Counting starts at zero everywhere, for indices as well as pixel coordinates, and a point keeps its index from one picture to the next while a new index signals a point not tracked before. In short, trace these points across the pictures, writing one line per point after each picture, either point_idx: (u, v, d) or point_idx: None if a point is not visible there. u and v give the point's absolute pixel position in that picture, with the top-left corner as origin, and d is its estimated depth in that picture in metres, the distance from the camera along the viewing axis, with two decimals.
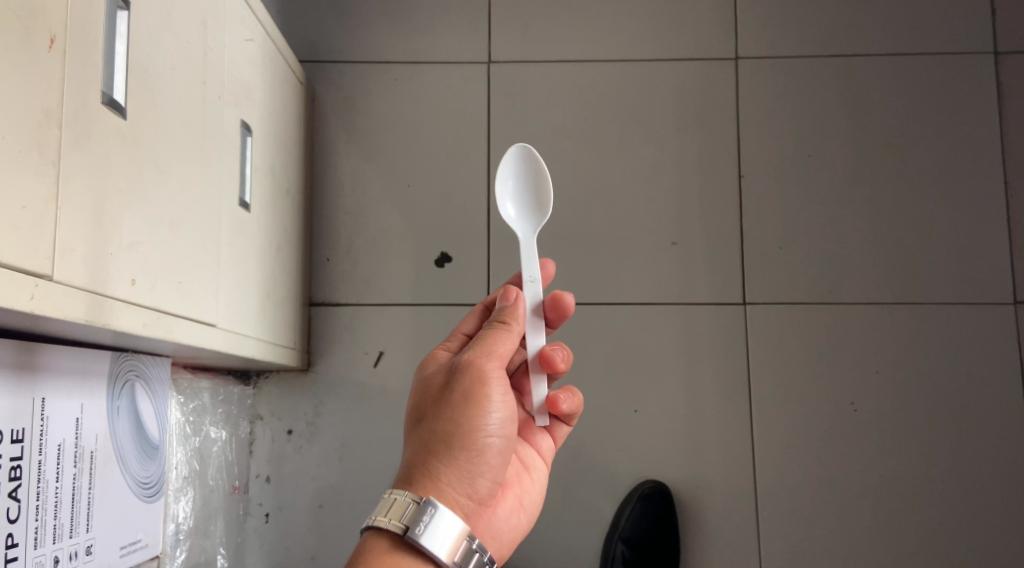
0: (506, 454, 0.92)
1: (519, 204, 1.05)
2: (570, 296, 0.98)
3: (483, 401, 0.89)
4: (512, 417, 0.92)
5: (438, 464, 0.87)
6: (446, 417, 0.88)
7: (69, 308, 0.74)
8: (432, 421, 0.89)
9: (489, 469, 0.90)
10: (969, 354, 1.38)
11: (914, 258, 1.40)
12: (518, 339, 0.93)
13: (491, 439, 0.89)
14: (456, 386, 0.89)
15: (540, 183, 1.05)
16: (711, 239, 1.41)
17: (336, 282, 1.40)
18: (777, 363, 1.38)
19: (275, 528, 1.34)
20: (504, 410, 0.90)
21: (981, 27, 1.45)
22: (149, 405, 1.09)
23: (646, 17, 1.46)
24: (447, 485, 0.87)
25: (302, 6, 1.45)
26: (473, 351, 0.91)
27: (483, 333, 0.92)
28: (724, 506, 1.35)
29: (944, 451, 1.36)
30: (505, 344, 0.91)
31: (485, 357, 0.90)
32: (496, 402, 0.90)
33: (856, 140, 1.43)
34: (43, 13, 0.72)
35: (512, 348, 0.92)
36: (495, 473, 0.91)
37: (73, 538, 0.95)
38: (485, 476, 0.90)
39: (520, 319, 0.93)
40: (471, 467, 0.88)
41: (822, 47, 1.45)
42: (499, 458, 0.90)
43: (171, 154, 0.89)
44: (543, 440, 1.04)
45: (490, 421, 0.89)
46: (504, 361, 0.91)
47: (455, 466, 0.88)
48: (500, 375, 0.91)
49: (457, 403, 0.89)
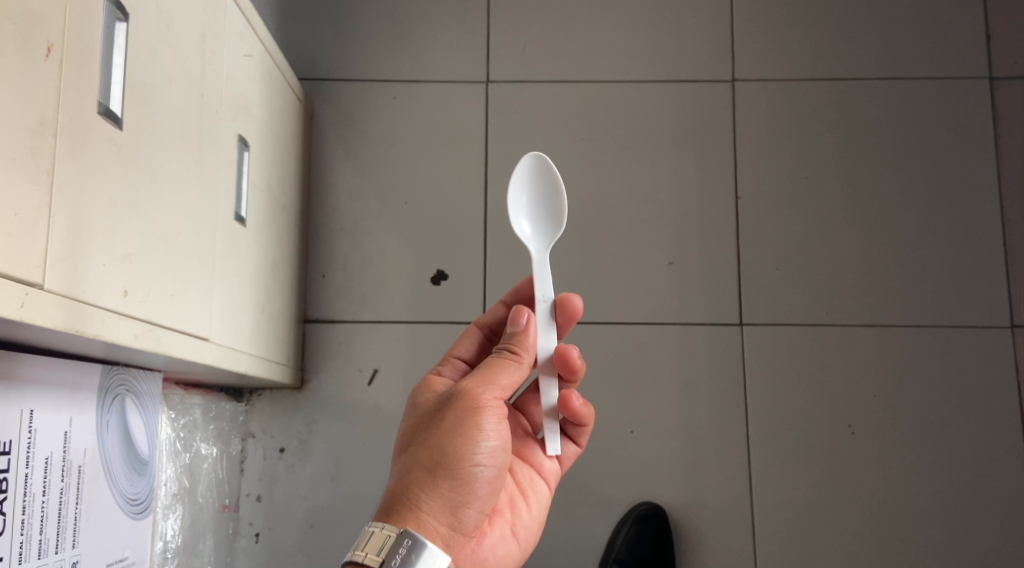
0: (496, 484, 0.90)
1: (534, 223, 1.04)
2: (578, 298, 0.96)
3: (476, 430, 0.88)
4: (504, 446, 0.90)
5: (421, 492, 0.86)
6: (433, 444, 0.87)
7: (59, 318, 0.74)
8: (418, 448, 0.88)
9: (476, 499, 0.88)
10: (968, 378, 1.37)
11: (912, 281, 1.40)
12: (524, 370, 0.92)
13: (481, 469, 0.88)
14: (449, 414, 0.89)
15: (556, 202, 1.05)
16: (709, 260, 1.41)
17: (332, 298, 1.39)
18: (774, 384, 1.37)
19: (265, 548, 1.33)
20: (496, 440, 0.89)
21: (978, 52, 1.46)
22: (138, 420, 1.07)
23: (644, 39, 1.47)
24: (426, 515, 0.86)
25: (302, 23, 1.45)
26: (474, 379, 0.90)
27: (489, 362, 0.91)
28: (720, 528, 1.34)
29: (942, 476, 1.35)
30: (508, 374, 0.91)
31: (482, 386, 0.89)
32: (489, 432, 0.89)
33: (853, 163, 1.43)
34: (40, 21, 0.72)
35: (517, 379, 0.92)
36: (482, 504, 0.89)
37: (59, 554, 0.93)
38: (471, 506, 0.88)
39: (526, 350, 0.92)
40: (456, 498, 0.87)
41: (819, 71, 1.46)
42: (487, 487, 0.89)
43: (167, 168, 0.88)
44: (545, 462, 1.03)
45: (480, 450, 0.88)
46: (504, 392, 0.90)
47: (439, 494, 0.86)
48: (497, 403, 0.90)
49: (447, 430, 0.88)
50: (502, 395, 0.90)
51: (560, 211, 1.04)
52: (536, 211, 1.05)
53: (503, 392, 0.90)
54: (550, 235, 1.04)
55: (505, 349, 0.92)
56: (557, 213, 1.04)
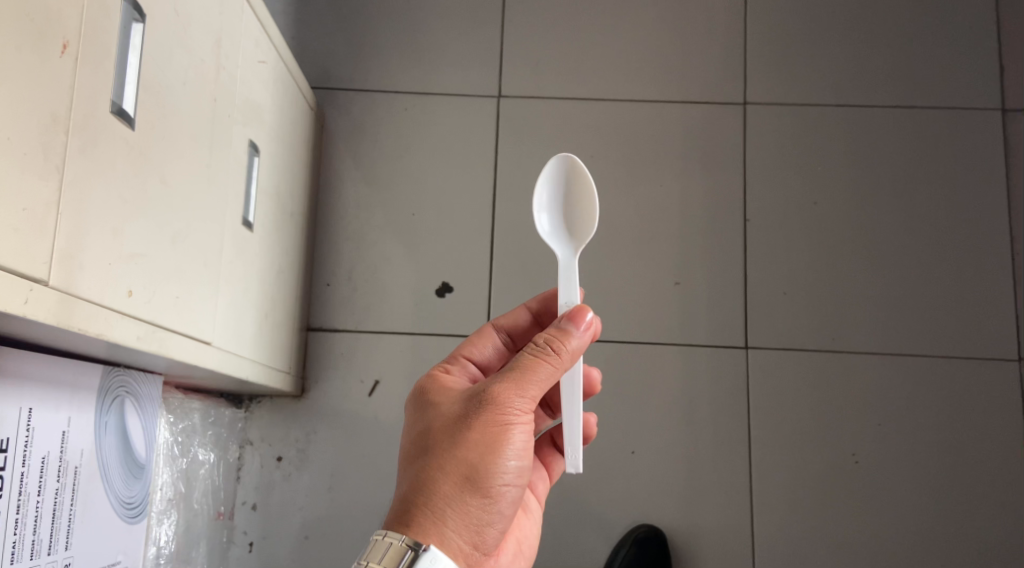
0: (517, 501, 0.87)
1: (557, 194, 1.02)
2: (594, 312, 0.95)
3: (504, 445, 0.84)
4: (529, 461, 0.87)
5: (447, 506, 0.82)
6: (460, 456, 0.83)
7: (63, 316, 0.73)
8: (442, 457, 0.83)
9: (499, 518, 0.86)
10: (974, 409, 1.36)
11: (920, 309, 1.39)
12: (559, 376, 0.87)
13: (507, 487, 0.85)
14: (478, 423, 0.84)
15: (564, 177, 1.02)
16: (714, 282, 1.40)
17: (335, 308, 1.38)
18: (778, 410, 1.36)
19: (258, 558, 1.31)
20: (523, 457, 0.86)
21: (991, 84, 1.46)
22: (137, 423, 1.06)
23: (656, 60, 1.47)
24: (451, 531, 0.82)
25: (316, 33, 1.46)
26: (508, 386, 0.85)
27: (521, 365, 0.86)
28: (719, 553, 1.32)
29: (946, 507, 1.34)
30: (542, 382, 0.86)
31: (516, 394, 0.85)
32: (518, 447, 0.85)
33: (863, 191, 1.43)
34: (58, 19, 0.72)
35: (549, 385, 0.87)
36: (504, 522, 0.86)
37: (51, 555, 0.92)
38: (494, 524, 0.85)
39: (567, 354, 0.86)
40: (481, 515, 0.84)
41: (831, 97, 1.46)
42: (510, 506, 0.86)
43: (177, 169, 0.88)
44: (540, 479, 1.03)
45: (507, 468, 0.84)
46: (534, 401, 0.86)
47: (463, 511, 0.83)
48: (527, 415, 0.86)
49: (479, 440, 0.83)
50: (533, 404, 0.86)
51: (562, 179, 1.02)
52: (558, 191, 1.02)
53: (535, 400, 0.86)
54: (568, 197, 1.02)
55: (543, 345, 0.86)
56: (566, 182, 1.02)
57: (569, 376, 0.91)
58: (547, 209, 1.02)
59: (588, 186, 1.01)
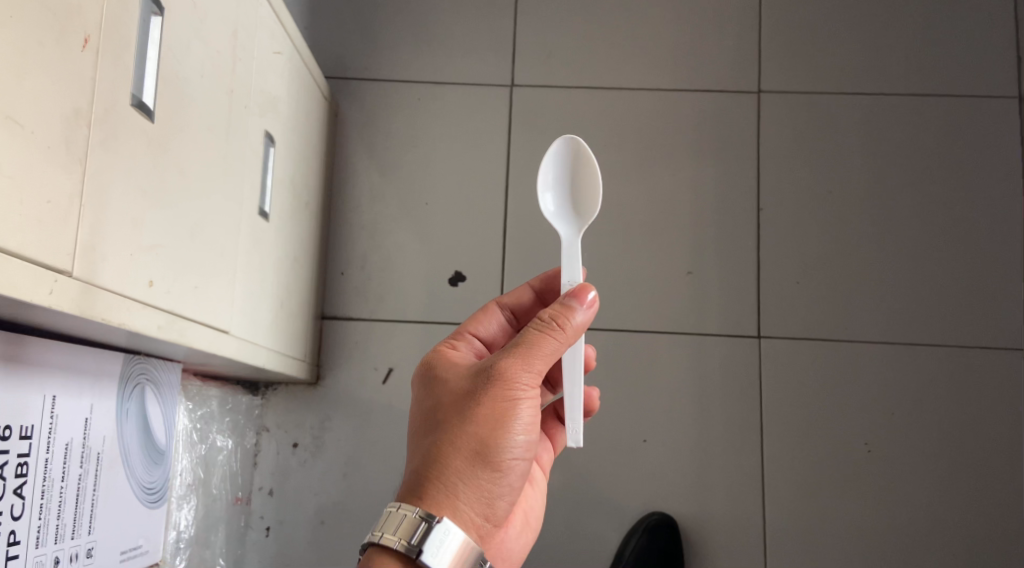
0: (526, 475, 0.89)
1: (558, 173, 1.03)
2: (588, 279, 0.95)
3: (511, 418, 0.85)
4: (537, 435, 0.88)
5: (460, 479, 0.83)
6: (468, 431, 0.84)
7: (86, 306, 0.74)
8: (452, 431, 0.84)
9: (508, 491, 0.87)
10: (987, 398, 1.36)
11: (933, 297, 1.39)
12: (564, 350, 0.87)
13: (516, 460, 0.86)
14: (485, 398, 0.85)
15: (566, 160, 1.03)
16: (726, 271, 1.40)
17: (350, 296, 1.40)
18: (789, 398, 1.37)
19: (275, 542, 1.33)
20: (531, 431, 0.86)
21: (1008, 71, 1.45)
22: (157, 410, 1.08)
23: (670, 48, 1.47)
24: (464, 504, 0.83)
25: (330, 23, 1.46)
26: (512, 361, 0.85)
27: (526, 341, 0.86)
28: (730, 540, 1.34)
29: (957, 494, 1.34)
30: (547, 357, 0.86)
31: (523, 368, 0.85)
32: (526, 421, 0.86)
33: (875, 180, 1.43)
34: (79, 13, 0.73)
35: (555, 360, 0.87)
36: (513, 495, 0.88)
37: (75, 540, 0.94)
38: (503, 497, 0.86)
39: (573, 328, 0.87)
40: (491, 488, 0.85)
41: (845, 84, 1.45)
42: (519, 479, 0.87)
43: (195, 161, 0.89)
44: (544, 452, 1.04)
45: (516, 441, 0.85)
46: (540, 376, 0.86)
47: (474, 484, 0.84)
48: (533, 389, 0.86)
49: (488, 414, 0.84)
50: (539, 379, 0.86)
51: (564, 160, 1.03)
52: (559, 171, 1.03)
53: (542, 374, 0.86)
54: (569, 176, 1.03)
55: (547, 321, 0.86)
56: (569, 162, 1.03)
57: (573, 350, 0.92)
58: (551, 187, 1.02)
59: (588, 163, 1.02)
